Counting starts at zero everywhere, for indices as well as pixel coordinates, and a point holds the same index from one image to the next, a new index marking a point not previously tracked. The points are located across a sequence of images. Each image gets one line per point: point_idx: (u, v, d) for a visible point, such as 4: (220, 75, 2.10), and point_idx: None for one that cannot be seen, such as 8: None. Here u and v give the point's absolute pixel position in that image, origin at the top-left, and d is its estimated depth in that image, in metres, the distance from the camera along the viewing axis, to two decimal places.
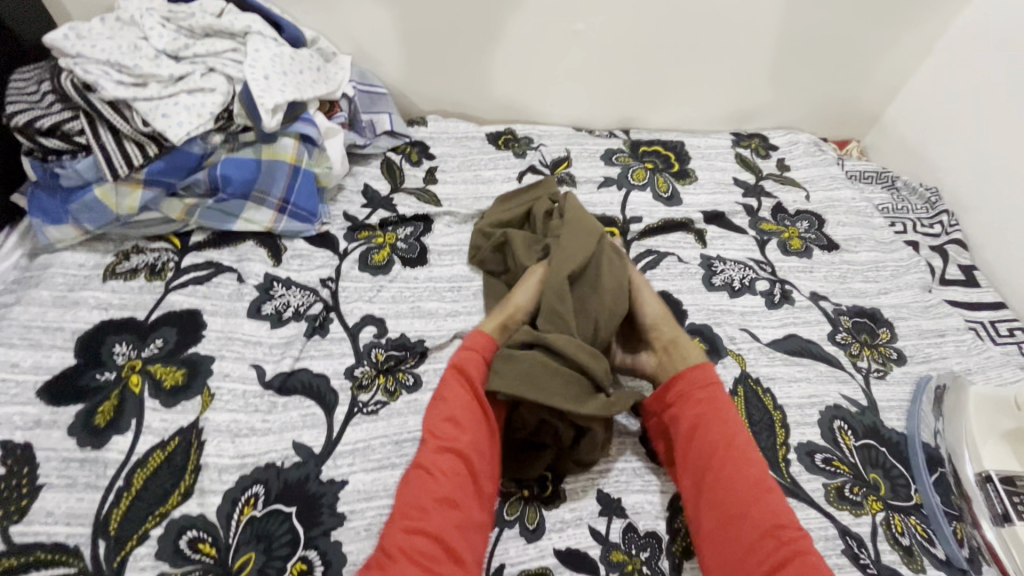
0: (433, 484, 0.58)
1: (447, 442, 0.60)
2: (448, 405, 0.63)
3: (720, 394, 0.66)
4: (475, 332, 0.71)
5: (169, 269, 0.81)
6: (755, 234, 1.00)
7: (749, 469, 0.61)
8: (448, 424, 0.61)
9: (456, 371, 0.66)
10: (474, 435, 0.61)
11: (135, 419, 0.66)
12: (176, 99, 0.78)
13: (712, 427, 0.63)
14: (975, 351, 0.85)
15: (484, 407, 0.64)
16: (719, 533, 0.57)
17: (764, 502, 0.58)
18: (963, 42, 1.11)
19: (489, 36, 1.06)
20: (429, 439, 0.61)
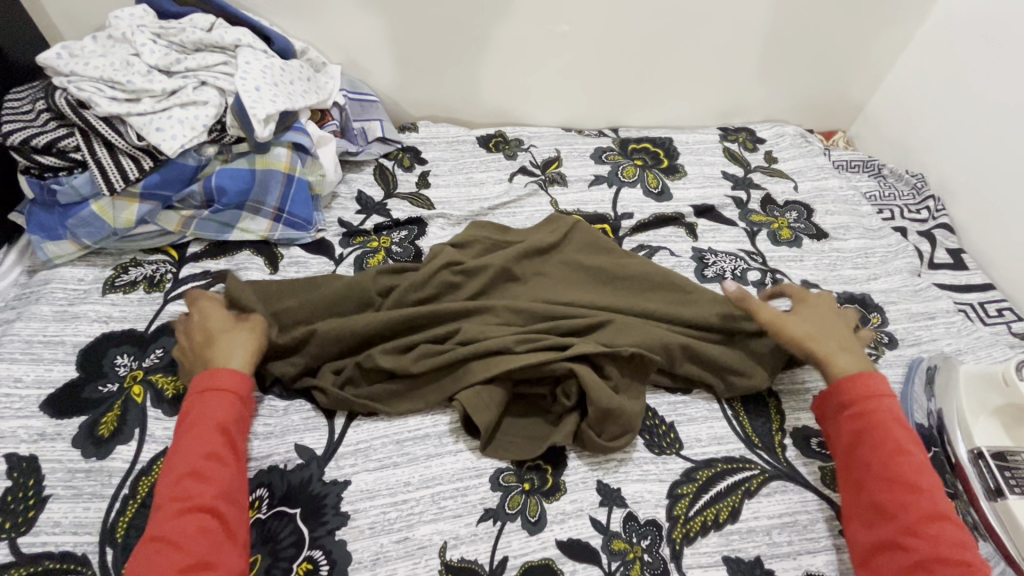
0: (173, 554, 0.50)
1: (184, 501, 0.54)
2: (185, 457, 0.56)
3: (887, 413, 0.63)
4: (219, 369, 0.63)
5: (167, 281, 0.82)
6: (745, 225, 1.02)
7: (914, 495, 0.57)
8: (186, 479, 0.55)
9: (207, 422, 0.59)
10: (229, 479, 0.57)
11: (138, 429, 0.67)
12: (169, 112, 0.79)
13: (870, 447, 0.61)
14: (965, 332, 0.86)
15: (235, 451, 0.59)
16: (873, 556, 0.57)
17: (923, 527, 0.55)
18: (943, 29, 1.13)
19: (477, 41, 1.08)
20: (166, 505, 0.54)
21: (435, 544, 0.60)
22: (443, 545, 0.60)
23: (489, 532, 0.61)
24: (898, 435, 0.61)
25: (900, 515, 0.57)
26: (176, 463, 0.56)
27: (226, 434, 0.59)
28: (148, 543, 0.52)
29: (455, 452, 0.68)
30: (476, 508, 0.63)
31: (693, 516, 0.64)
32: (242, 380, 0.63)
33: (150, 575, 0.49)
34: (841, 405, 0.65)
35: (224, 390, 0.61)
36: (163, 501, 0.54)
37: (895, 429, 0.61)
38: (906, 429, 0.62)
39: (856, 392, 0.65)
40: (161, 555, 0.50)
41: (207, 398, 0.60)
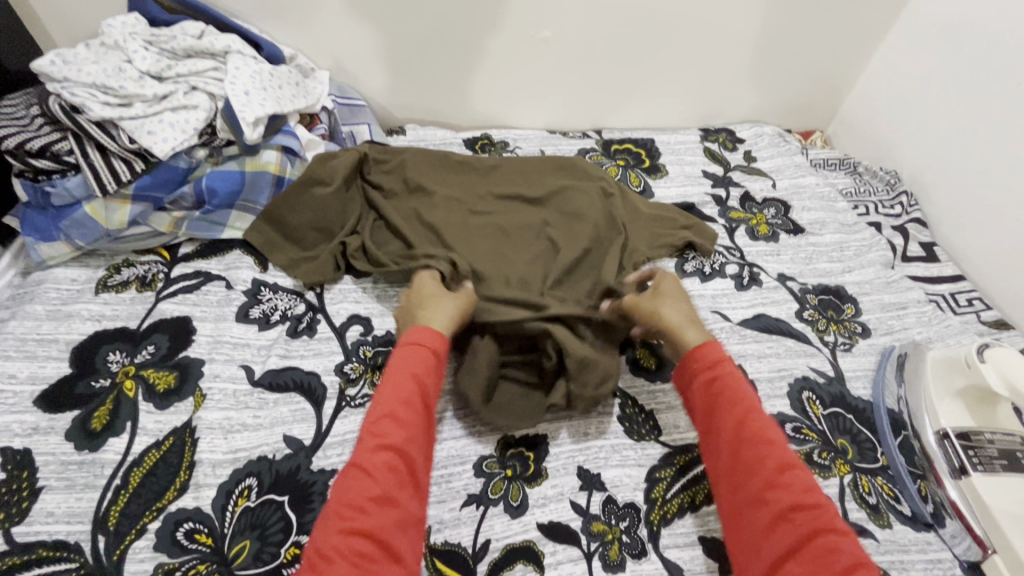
0: (367, 485, 0.53)
1: (381, 439, 0.56)
2: (387, 400, 0.59)
3: (730, 370, 0.64)
4: (417, 328, 0.66)
5: (159, 280, 0.84)
6: (724, 221, 1.05)
7: (760, 445, 0.58)
8: (383, 421, 0.58)
9: (401, 368, 0.62)
10: (415, 427, 0.59)
11: (130, 422, 0.68)
12: (160, 116, 0.81)
13: (724, 406, 0.61)
14: (936, 321, 0.89)
15: (425, 400, 0.61)
16: (740, 517, 0.56)
17: (769, 478, 0.56)
18: (913, 32, 1.16)
19: (462, 47, 1.11)
20: (367, 438, 0.57)
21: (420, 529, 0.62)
22: (427, 529, 0.62)
23: (473, 516, 0.63)
24: (746, 391, 0.62)
25: (758, 469, 0.57)
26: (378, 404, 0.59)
27: (419, 383, 0.61)
28: (348, 468, 0.55)
29: (440, 440, 0.70)
30: (460, 493, 0.65)
31: (670, 499, 0.66)
32: (436, 337, 0.66)
33: (347, 500, 0.52)
34: (693, 379, 0.65)
35: (424, 344, 0.64)
36: (362, 434, 0.58)
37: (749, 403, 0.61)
38: (748, 385, 0.63)
39: (704, 366, 0.65)
40: (359, 483, 0.53)
41: (411, 349, 0.64)
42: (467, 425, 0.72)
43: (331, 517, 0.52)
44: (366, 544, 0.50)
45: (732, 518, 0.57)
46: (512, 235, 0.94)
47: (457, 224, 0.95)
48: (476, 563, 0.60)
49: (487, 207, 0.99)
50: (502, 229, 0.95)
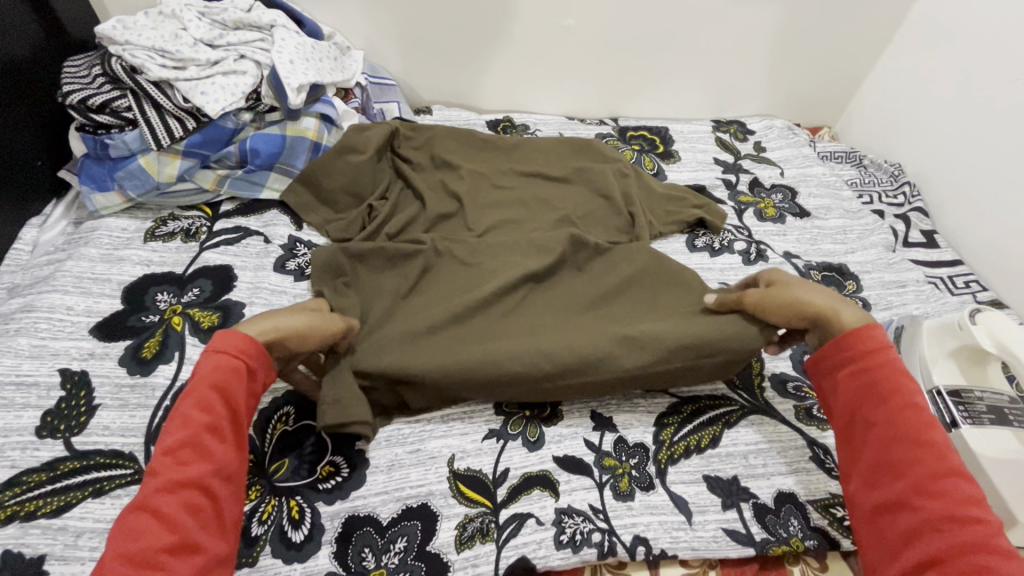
0: (159, 528, 0.48)
1: (176, 473, 0.51)
2: (184, 426, 0.53)
3: (896, 363, 0.62)
4: (227, 332, 0.59)
5: (202, 233, 0.90)
6: (733, 204, 1.10)
7: (916, 448, 0.57)
8: (184, 450, 0.52)
9: (204, 385, 0.56)
10: (223, 453, 0.54)
11: (178, 352, 0.74)
12: (212, 79, 0.88)
13: (873, 402, 0.61)
14: (934, 298, 0.93)
15: (234, 424, 0.56)
16: (880, 517, 0.56)
17: (907, 452, 0.57)
18: (920, 31, 1.22)
19: (489, 33, 1.17)
20: (157, 475, 0.51)
21: (445, 456, 0.67)
22: (451, 457, 0.67)
23: (493, 447, 0.68)
24: (893, 363, 0.62)
25: (909, 472, 0.56)
26: (171, 431, 0.53)
27: (224, 404, 0.56)
28: (135, 511, 0.49)
29: None
30: (482, 427, 0.70)
31: (677, 441, 0.71)
32: (255, 346, 0.59)
33: (138, 547, 0.46)
34: (834, 356, 0.65)
35: (230, 356, 0.57)
36: (155, 470, 0.51)
37: (902, 380, 0.60)
38: (912, 382, 0.61)
39: (853, 346, 0.63)
40: (145, 527, 0.47)
41: (214, 360, 0.57)
42: None
43: (110, 572, 0.45)
44: None
45: (866, 519, 0.58)
46: (535, 210, 1.01)
47: (482, 196, 1.01)
48: (495, 487, 0.65)
49: (510, 182, 1.05)
50: (526, 206, 1.01)
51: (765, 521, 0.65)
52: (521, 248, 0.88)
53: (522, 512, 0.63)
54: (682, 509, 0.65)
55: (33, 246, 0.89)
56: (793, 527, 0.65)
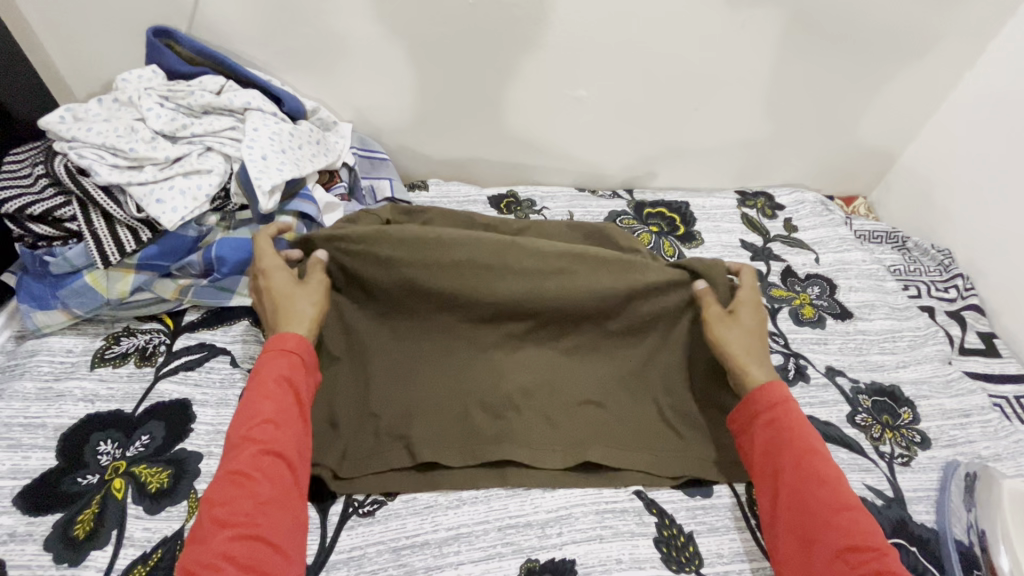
0: (247, 490, 0.56)
1: (262, 444, 0.59)
2: (262, 408, 0.62)
3: (795, 411, 0.67)
4: (287, 333, 0.68)
5: (160, 354, 0.78)
6: (765, 301, 0.97)
7: (823, 486, 0.61)
8: (263, 427, 0.61)
9: (275, 379, 0.64)
10: (294, 432, 0.63)
11: (115, 531, 0.62)
12: (171, 181, 0.76)
13: (786, 446, 0.64)
14: (1003, 433, 0.81)
15: (299, 409, 0.65)
16: (799, 552, 0.59)
17: (814, 493, 0.60)
18: (971, 101, 1.09)
19: (491, 104, 1.06)
20: (242, 446, 0.59)
21: None
22: None
23: None
24: (792, 412, 0.67)
25: (817, 509, 0.59)
26: (251, 413, 0.61)
27: (292, 391, 0.65)
28: (224, 476, 0.57)
29: (457, 563, 0.63)
30: None
31: None
32: (308, 345, 0.69)
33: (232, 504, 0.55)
34: (750, 403, 0.69)
35: (292, 353, 0.67)
36: (236, 444, 0.59)
37: (802, 427, 0.66)
38: (810, 427, 0.66)
39: (766, 398, 0.68)
40: (236, 490, 0.56)
41: (277, 356, 0.66)
42: (488, 544, 0.65)
43: (209, 523, 0.54)
44: (258, 552, 0.53)
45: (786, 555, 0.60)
46: None
47: None
48: None
49: None
50: None
51: None
52: (525, 375, 0.77)
53: None
54: None
55: None
56: None
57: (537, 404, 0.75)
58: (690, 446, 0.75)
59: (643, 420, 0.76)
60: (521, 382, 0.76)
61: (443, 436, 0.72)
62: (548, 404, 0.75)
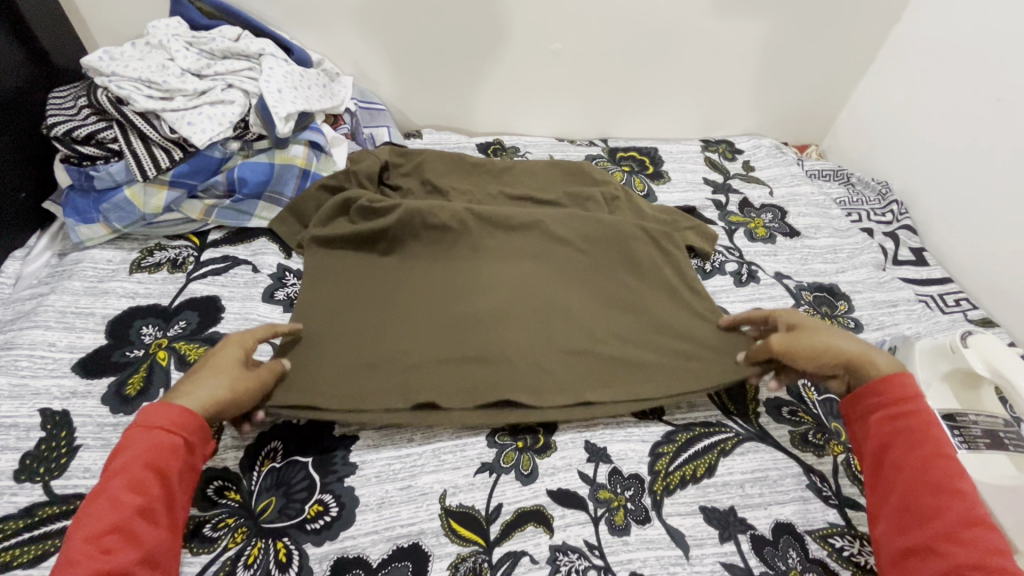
0: None
1: (103, 562, 0.49)
2: (115, 510, 0.51)
3: (925, 410, 0.62)
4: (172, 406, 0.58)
5: (189, 263, 0.89)
6: (724, 224, 1.10)
7: (946, 497, 0.56)
8: (111, 535, 0.50)
9: (142, 464, 0.54)
10: (152, 537, 0.52)
11: (163, 389, 0.72)
12: (199, 109, 0.87)
13: (902, 448, 0.61)
14: (925, 318, 0.94)
15: (167, 504, 0.55)
16: (907, 562, 0.56)
17: (935, 501, 0.56)
18: (902, 52, 1.23)
19: (478, 57, 1.18)
20: (82, 561, 0.48)
21: (437, 492, 0.66)
22: (443, 493, 0.66)
23: (485, 482, 0.67)
24: (923, 411, 0.62)
25: (937, 520, 0.56)
26: (102, 515, 0.51)
27: (160, 482, 0.54)
28: None
29: None
30: (474, 461, 0.69)
31: (673, 471, 0.70)
32: (193, 422, 0.58)
33: None
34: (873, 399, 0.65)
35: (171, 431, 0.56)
36: (80, 556, 0.49)
37: (934, 428, 0.61)
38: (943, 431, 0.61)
39: (890, 396, 0.63)
40: None
41: (150, 435, 0.56)
42: None
43: None
44: None
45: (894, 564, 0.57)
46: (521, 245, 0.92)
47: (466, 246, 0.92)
48: (488, 524, 0.63)
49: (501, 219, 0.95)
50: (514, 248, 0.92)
51: (763, 553, 0.64)
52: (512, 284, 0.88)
53: (515, 549, 0.62)
54: (680, 543, 0.64)
55: (16, 279, 0.87)
56: (792, 558, 0.64)
57: (532, 351, 0.78)
58: (675, 368, 0.78)
59: (638, 358, 0.79)
60: (509, 324, 0.81)
61: (439, 379, 0.74)
62: (540, 346, 0.79)
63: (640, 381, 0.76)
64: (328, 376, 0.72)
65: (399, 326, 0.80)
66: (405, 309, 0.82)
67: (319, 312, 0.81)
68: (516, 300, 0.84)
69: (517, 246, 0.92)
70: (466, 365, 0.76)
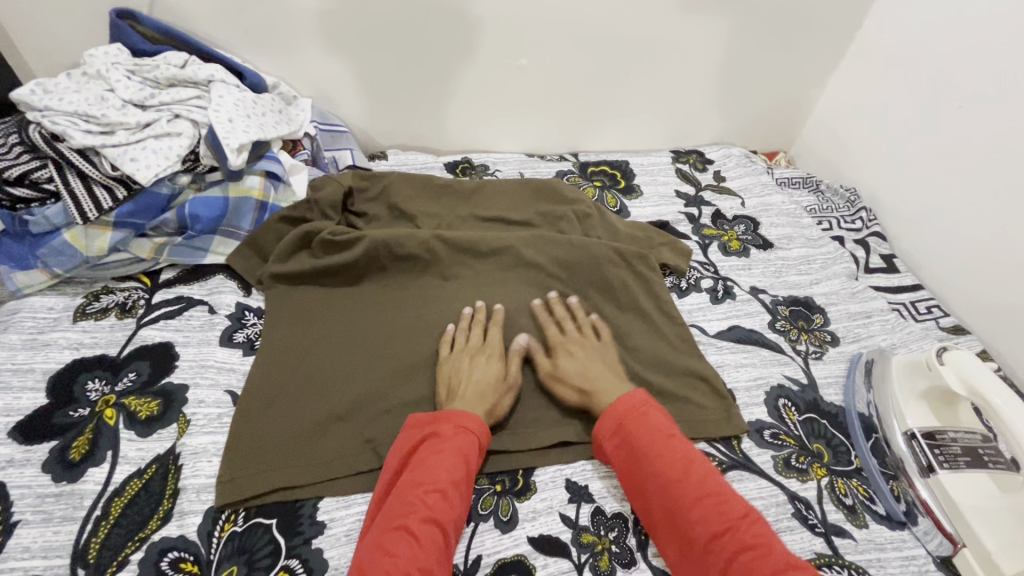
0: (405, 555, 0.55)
1: (428, 511, 0.59)
2: (439, 474, 0.62)
3: (652, 422, 0.67)
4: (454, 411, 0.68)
5: (139, 307, 0.83)
6: (698, 238, 1.09)
7: (686, 497, 0.60)
8: (433, 492, 0.60)
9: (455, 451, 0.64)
10: (458, 510, 0.61)
11: (111, 451, 0.67)
12: (143, 143, 0.82)
13: (637, 462, 0.65)
14: (898, 328, 0.95)
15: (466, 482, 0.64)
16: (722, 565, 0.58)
17: (684, 503, 0.60)
18: (864, 59, 1.24)
19: (442, 75, 1.14)
20: (420, 507, 0.59)
21: None
22: None
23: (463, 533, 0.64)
24: (647, 422, 0.68)
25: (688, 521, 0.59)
26: (428, 474, 0.62)
27: (464, 464, 0.64)
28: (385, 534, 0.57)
29: None
30: None
31: None
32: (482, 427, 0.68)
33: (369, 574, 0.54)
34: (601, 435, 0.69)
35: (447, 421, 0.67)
36: (415, 501, 0.60)
37: (652, 441, 0.65)
38: (666, 438, 0.66)
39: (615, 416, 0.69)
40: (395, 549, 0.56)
41: (459, 432, 0.66)
42: None
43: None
44: None
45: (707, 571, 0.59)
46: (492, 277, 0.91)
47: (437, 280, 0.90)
48: None
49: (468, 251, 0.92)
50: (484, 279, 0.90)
51: None
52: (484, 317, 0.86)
53: None
54: None
55: None
56: None
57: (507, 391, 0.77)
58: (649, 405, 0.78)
59: None
60: None
61: None
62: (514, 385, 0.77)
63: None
64: (291, 438, 0.70)
65: (367, 373, 0.78)
66: (373, 353, 0.80)
67: (284, 362, 0.78)
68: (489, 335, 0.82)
69: (485, 280, 0.90)
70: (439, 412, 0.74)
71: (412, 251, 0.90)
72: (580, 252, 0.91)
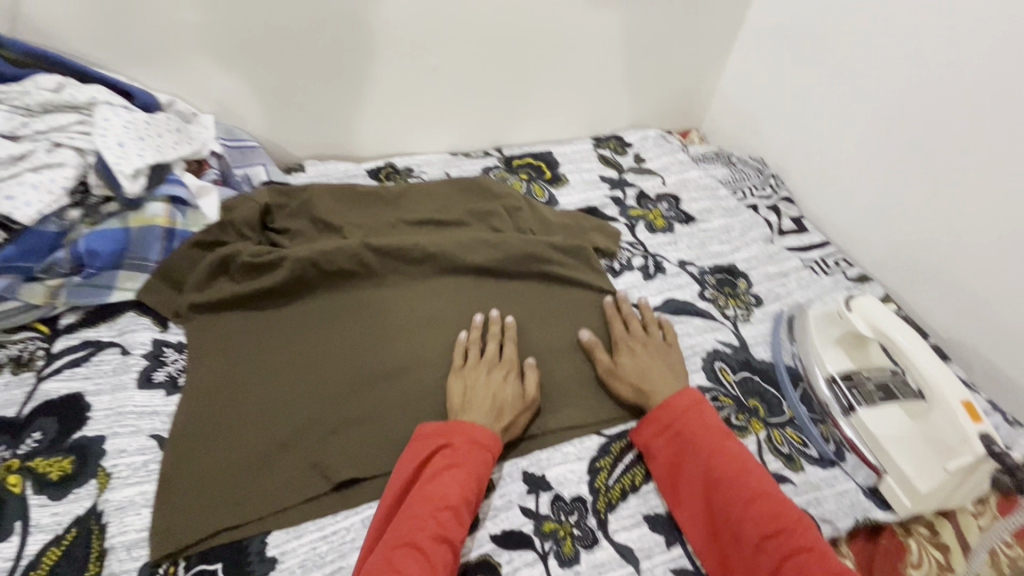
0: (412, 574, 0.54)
1: (439, 528, 0.58)
2: (454, 489, 0.61)
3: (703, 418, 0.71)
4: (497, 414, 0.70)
5: (38, 359, 0.75)
6: (625, 220, 1.12)
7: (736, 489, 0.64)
8: (446, 510, 0.59)
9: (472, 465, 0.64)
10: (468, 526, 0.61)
11: (19, 521, 0.60)
12: (20, 178, 0.74)
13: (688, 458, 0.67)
14: (812, 283, 1.02)
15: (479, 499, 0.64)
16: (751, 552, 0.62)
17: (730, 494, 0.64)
18: (757, 37, 1.33)
19: (353, 79, 1.11)
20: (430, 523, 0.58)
21: None
22: None
23: None
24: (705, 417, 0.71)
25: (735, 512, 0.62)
26: (441, 489, 0.61)
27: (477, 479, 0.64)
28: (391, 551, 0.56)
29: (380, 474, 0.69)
30: None
31: (613, 485, 0.70)
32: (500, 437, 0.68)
33: None
34: (652, 423, 0.71)
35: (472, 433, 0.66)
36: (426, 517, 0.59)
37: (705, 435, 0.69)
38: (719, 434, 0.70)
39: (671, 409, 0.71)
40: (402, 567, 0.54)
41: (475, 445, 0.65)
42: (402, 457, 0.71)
43: None
44: None
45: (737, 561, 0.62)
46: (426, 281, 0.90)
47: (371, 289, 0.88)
48: None
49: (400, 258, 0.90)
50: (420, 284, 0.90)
51: None
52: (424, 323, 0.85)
53: None
54: (629, 559, 0.63)
55: None
56: None
57: None
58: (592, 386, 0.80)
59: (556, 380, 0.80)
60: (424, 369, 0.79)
61: (358, 450, 0.71)
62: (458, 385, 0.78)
63: (563, 406, 0.77)
64: (231, 475, 0.66)
65: (307, 394, 0.75)
66: (312, 372, 0.77)
67: (215, 394, 0.73)
68: (429, 340, 0.82)
69: (420, 285, 0.89)
70: (387, 424, 0.73)
71: (342, 264, 0.87)
72: (510, 246, 0.92)
